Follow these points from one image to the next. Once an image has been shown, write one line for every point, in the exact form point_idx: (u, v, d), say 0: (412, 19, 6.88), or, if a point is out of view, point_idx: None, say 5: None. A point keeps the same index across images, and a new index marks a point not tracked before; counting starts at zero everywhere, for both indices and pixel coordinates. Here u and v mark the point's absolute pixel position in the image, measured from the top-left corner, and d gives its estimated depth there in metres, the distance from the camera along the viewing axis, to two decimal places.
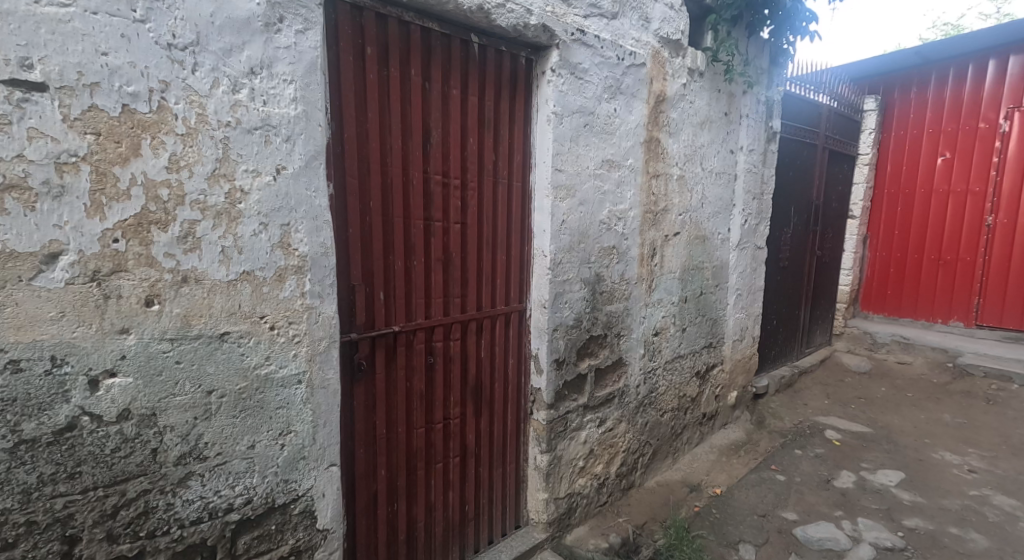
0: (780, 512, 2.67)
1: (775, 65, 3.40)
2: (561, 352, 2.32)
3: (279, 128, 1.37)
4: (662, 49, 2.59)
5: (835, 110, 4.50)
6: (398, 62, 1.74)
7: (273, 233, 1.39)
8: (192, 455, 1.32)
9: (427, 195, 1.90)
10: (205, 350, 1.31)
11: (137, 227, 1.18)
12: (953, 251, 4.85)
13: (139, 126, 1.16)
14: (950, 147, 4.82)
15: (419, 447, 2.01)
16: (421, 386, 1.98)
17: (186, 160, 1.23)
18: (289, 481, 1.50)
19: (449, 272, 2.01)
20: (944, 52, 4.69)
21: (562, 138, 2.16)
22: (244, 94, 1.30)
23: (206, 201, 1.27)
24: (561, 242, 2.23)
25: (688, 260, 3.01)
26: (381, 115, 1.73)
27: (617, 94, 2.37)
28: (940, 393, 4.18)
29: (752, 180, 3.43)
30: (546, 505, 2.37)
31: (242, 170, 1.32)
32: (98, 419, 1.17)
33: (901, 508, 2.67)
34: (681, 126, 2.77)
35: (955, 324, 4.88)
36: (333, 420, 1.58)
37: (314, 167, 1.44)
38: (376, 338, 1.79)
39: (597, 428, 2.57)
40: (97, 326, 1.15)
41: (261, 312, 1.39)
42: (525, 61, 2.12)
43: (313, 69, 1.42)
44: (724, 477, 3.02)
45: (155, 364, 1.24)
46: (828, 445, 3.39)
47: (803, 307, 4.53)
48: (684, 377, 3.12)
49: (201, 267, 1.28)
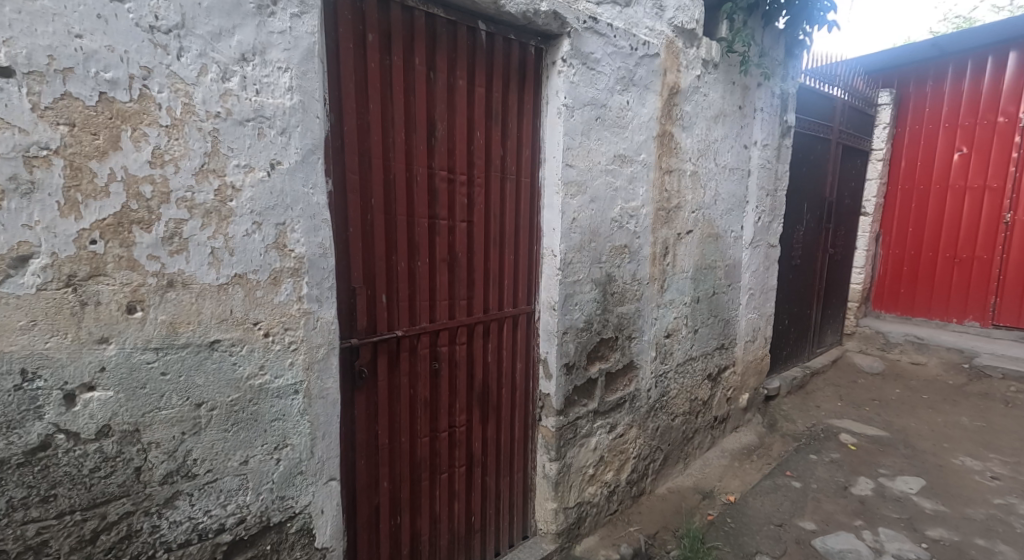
0: (797, 522, 2.57)
1: (790, 57, 3.30)
2: (571, 356, 2.23)
3: (273, 119, 1.27)
4: (676, 39, 2.48)
5: (849, 103, 4.37)
6: (401, 51, 1.64)
7: (268, 232, 1.29)
8: (179, 473, 1.22)
9: (432, 192, 1.80)
10: (193, 360, 1.21)
11: (117, 228, 1.08)
12: (969, 249, 4.72)
13: (118, 116, 1.06)
14: (967, 141, 4.69)
15: (423, 457, 1.91)
16: (425, 393, 1.88)
17: (171, 153, 1.13)
18: (285, 497, 1.41)
19: (455, 273, 1.91)
20: (961, 44, 4.56)
21: (573, 132, 2.05)
22: (235, 83, 1.21)
23: (193, 199, 1.17)
24: (571, 241, 2.13)
25: (700, 258, 2.90)
26: (383, 106, 1.62)
27: (629, 86, 2.27)
28: (957, 395, 4.07)
29: (766, 177, 3.32)
30: (555, 515, 2.27)
31: (233, 165, 1.22)
32: (75, 436, 1.07)
33: (923, 517, 2.57)
34: (694, 120, 2.66)
35: (971, 324, 4.77)
36: (332, 432, 1.49)
37: (311, 162, 1.35)
38: (378, 343, 1.70)
39: (607, 434, 2.47)
40: (73, 334, 1.05)
41: (254, 318, 1.30)
42: (534, 50, 2.01)
43: (310, 56, 1.32)
44: (737, 484, 2.92)
45: (138, 376, 1.14)
46: (843, 450, 3.29)
47: (815, 305, 4.42)
48: (695, 380, 3.02)
49: (188, 270, 1.18)
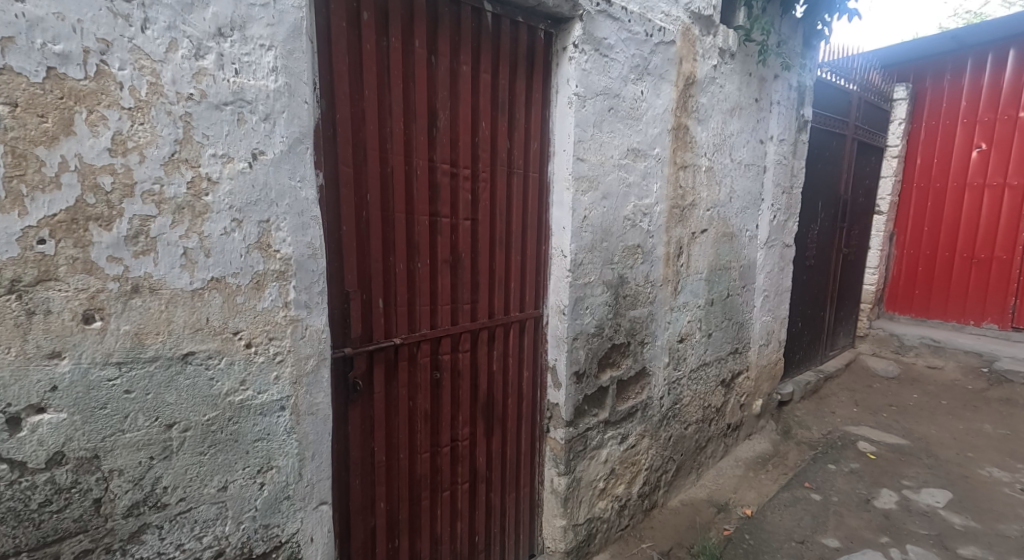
0: (819, 538, 2.42)
1: (808, 48, 3.15)
2: (581, 364, 2.08)
3: (255, 104, 1.13)
4: (693, 26, 2.33)
5: (865, 98, 4.22)
6: (400, 32, 1.49)
7: (249, 231, 1.15)
8: (146, 504, 1.08)
9: (433, 187, 1.65)
10: (163, 376, 1.07)
11: (70, 225, 0.93)
12: (988, 250, 4.57)
13: (71, 96, 0.92)
14: (986, 138, 4.53)
15: (423, 474, 1.77)
16: (426, 405, 1.74)
17: (135, 139, 0.99)
18: (270, 526, 1.27)
19: (458, 275, 1.76)
20: (981, 36, 4.39)
21: (584, 123, 1.91)
22: (210, 61, 1.06)
23: (162, 192, 1.03)
24: (582, 241, 1.98)
25: (714, 259, 2.75)
26: (380, 92, 1.48)
27: (644, 75, 2.12)
28: (976, 401, 3.92)
29: (782, 173, 3.17)
30: (564, 533, 2.13)
31: (208, 155, 1.08)
32: (21, 466, 0.93)
33: (953, 534, 2.43)
34: (710, 113, 2.51)
35: (989, 327, 4.62)
36: (323, 451, 1.35)
37: (298, 152, 1.21)
38: (374, 352, 1.56)
39: (619, 445, 2.33)
40: (18, 349, 0.90)
41: (234, 327, 1.15)
42: (544, 34, 1.86)
43: (297, 33, 1.18)
44: (753, 496, 2.78)
45: (96, 397, 0.99)
46: (862, 459, 3.15)
47: (828, 307, 4.28)
48: (709, 386, 2.88)
49: (157, 274, 1.04)
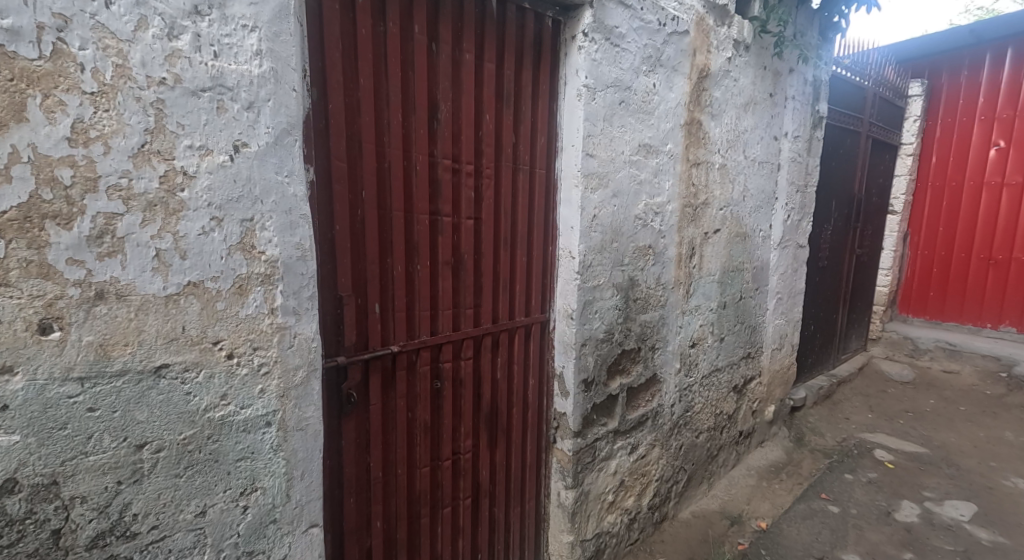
0: (839, 555, 2.30)
1: (824, 40, 3.04)
2: (590, 371, 1.97)
3: (236, 91, 1.02)
4: (707, 16, 2.21)
5: (880, 93, 4.09)
6: (398, 16, 1.39)
7: (230, 231, 1.04)
8: (114, 533, 0.98)
9: (434, 183, 1.54)
10: (133, 391, 0.97)
11: (22, 223, 0.83)
12: (1006, 250, 4.43)
13: (24, 78, 0.81)
14: (1005, 135, 4.40)
15: (423, 489, 1.67)
16: (426, 416, 1.63)
17: (98, 128, 0.88)
18: (254, 552, 1.17)
19: (460, 278, 1.65)
20: (1000, 30, 4.26)
21: (594, 117, 1.79)
22: (186, 42, 0.95)
23: (131, 187, 0.92)
24: (591, 241, 1.87)
25: (727, 260, 2.64)
26: (376, 81, 1.37)
27: (656, 67, 2.01)
28: (996, 407, 3.79)
29: (796, 172, 3.05)
30: (571, 549, 2.02)
31: (183, 146, 0.97)
32: None
33: (980, 550, 2.31)
34: (723, 107, 2.39)
35: (1007, 331, 4.48)
36: (313, 470, 1.24)
37: (285, 144, 1.10)
38: (370, 361, 1.45)
39: (628, 456, 2.22)
40: None
41: (214, 336, 1.05)
42: (551, 21, 1.75)
43: (284, 13, 1.07)
44: (767, 508, 2.67)
45: (55, 417, 0.89)
46: (880, 468, 3.03)
47: (841, 310, 4.16)
48: (721, 393, 2.76)
49: (125, 278, 0.93)
